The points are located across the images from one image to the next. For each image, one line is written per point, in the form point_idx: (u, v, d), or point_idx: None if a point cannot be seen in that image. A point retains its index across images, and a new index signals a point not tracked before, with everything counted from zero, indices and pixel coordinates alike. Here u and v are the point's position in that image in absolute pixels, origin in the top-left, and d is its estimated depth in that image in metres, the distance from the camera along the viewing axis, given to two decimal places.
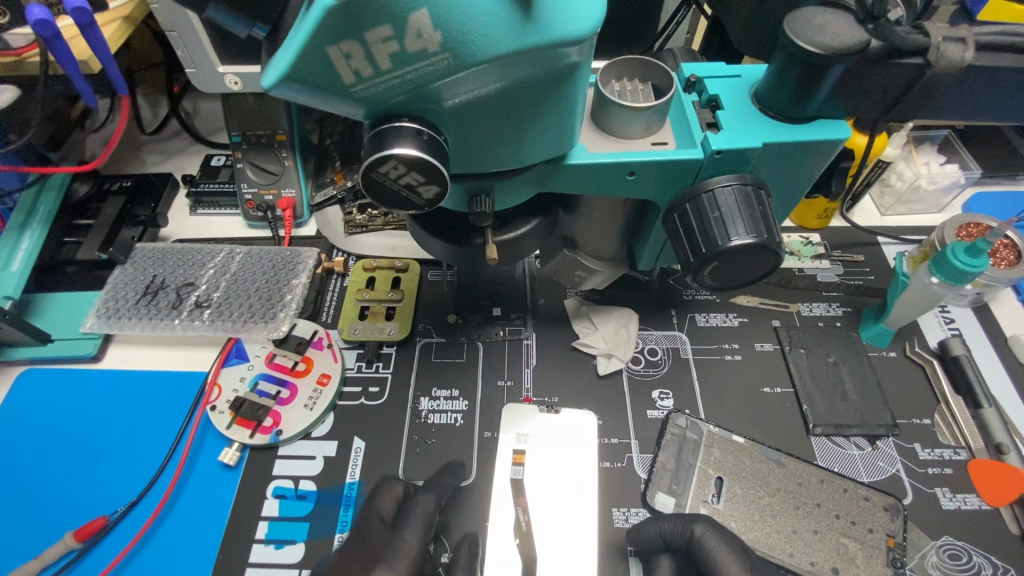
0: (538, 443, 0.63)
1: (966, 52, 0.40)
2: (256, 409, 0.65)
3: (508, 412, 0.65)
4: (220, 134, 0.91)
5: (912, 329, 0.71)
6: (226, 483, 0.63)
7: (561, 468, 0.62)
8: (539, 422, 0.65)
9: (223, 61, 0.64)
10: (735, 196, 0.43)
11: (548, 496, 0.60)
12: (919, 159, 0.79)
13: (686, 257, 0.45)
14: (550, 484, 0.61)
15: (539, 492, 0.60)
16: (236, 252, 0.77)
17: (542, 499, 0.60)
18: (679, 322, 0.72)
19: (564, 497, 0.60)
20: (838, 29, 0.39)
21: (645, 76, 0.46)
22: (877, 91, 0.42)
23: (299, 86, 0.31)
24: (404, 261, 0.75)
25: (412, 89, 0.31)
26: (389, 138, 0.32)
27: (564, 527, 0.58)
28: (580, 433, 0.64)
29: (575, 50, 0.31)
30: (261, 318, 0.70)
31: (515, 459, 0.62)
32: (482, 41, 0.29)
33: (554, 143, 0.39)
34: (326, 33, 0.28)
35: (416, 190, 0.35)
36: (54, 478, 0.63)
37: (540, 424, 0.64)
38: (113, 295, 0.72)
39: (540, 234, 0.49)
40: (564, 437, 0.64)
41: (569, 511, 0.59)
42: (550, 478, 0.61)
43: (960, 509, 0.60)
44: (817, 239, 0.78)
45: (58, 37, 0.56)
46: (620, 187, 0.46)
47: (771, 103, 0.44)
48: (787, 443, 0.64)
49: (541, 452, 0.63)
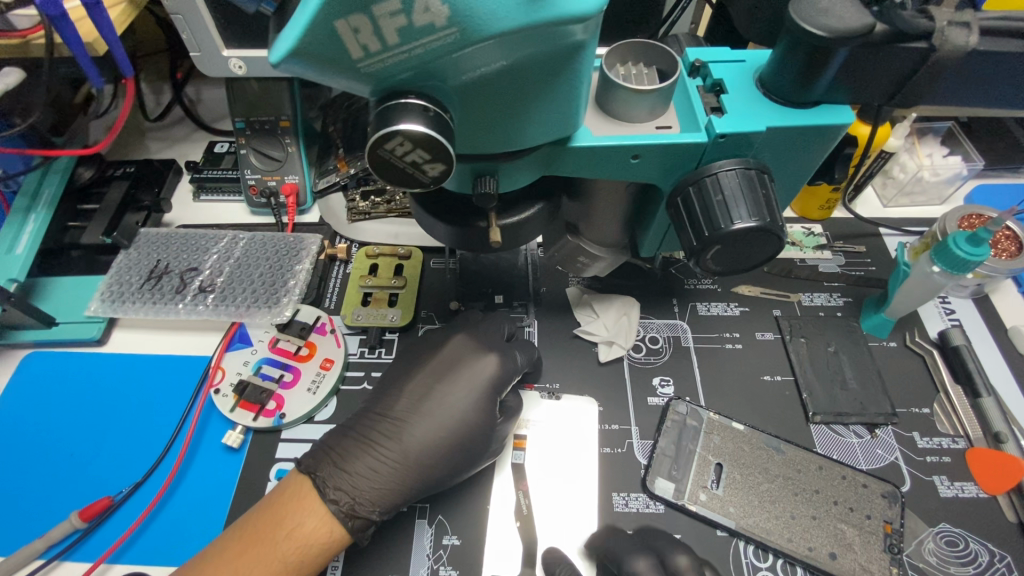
0: (539, 428, 0.64)
1: (970, 37, 0.41)
2: (259, 392, 0.65)
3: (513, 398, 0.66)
4: (224, 121, 0.91)
5: (912, 319, 0.72)
6: (229, 465, 0.63)
7: (561, 453, 0.62)
8: (541, 408, 0.65)
9: (228, 45, 0.64)
10: (739, 179, 0.44)
11: (548, 479, 0.61)
12: (923, 150, 0.79)
13: (689, 242, 0.46)
14: (551, 466, 0.62)
15: (540, 475, 0.61)
16: (240, 237, 0.77)
17: (542, 483, 0.61)
18: (680, 312, 0.72)
19: (564, 480, 0.61)
20: (843, 12, 0.39)
21: (649, 60, 0.46)
22: (883, 76, 0.42)
23: (306, 61, 0.31)
24: (407, 249, 0.76)
25: (418, 65, 0.31)
26: (395, 113, 0.32)
27: (564, 509, 0.59)
28: (581, 416, 0.65)
29: (580, 28, 0.31)
30: (264, 303, 0.71)
31: (516, 444, 0.63)
32: (489, 16, 0.29)
33: (559, 124, 0.39)
34: (334, 6, 0.28)
35: (422, 168, 0.36)
36: (60, 460, 0.64)
37: (539, 410, 0.65)
38: (117, 279, 0.73)
39: (543, 218, 0.50)
40: (564, 423, 0.64)
41: (569, 494, 0.60)
42: (550, 461, 0.62)
43: (958, 496, 0.60)
44: (819, 230, 0.79)
45: (65, 15, 0.56)
46: (624, 170, 0.46)
47: (775, 88, 0.44)
48: (787, 431, 0.64)
49: (541, 438, 0.64)
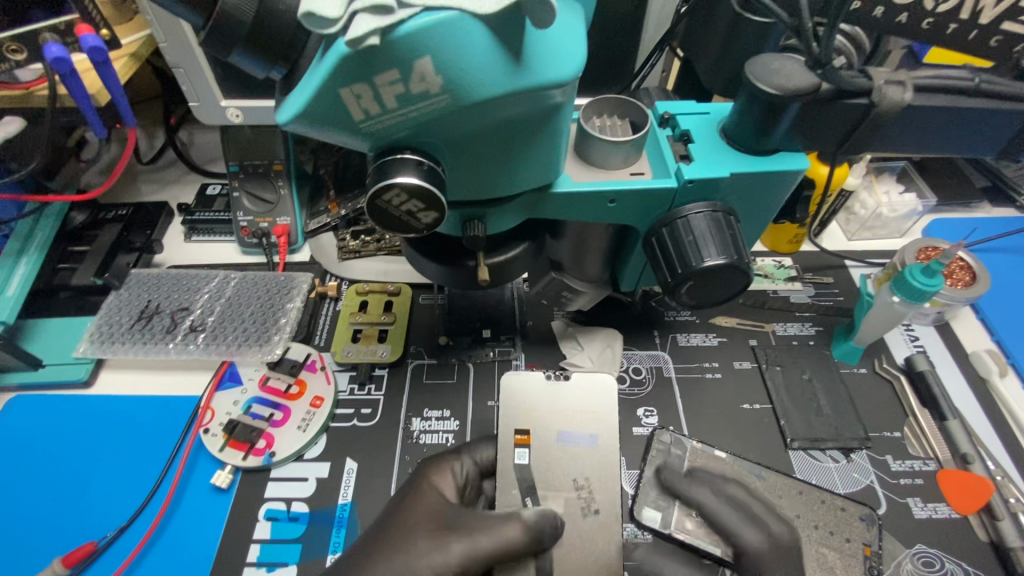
0: (544, 418, 0.61)
1: (904, 94, 0.45)
2: (249, 431, 0.65)
3: (510, 386, 0.63)
4: (216, 164, 0.94)
5: (880, 346, 0.76)
6: (217, 506, 0.63)
7: (592, 396, 0.62)
8: (547, 392, 0.63)
9: (226, 96, 0.67)
10: (708, 221, 0.47)
11: (584, 411, 0.62)
12: (880, 187, 0.85)
13: (664, 278, 0.49)
14: (588, 404, 0.62)
15: (571, 417, 0.61)
16: (231, 277, 0.79)
17: (573, 426, 0.61)
18: (661, 343, 0.75)
19: (598, 424, 0.61)
20: (791, 73, 0.44)
21: (623, 113, 0.51)
22: (830, 127, 0.47)
23: (311, 121, 0.34)
24: (396, 285, 0.78)
25: (414, 125, 0.35)
26: (393, 168, 0.35)
27: (594, 452, 0.60)
28: (598, 386, 0.63)
29: (559, 92, 0.35)
30: (255, 342, 0.72)
31: (520, 441, 0.60)
32: (478, 85, 0.32)
33: (541, 173, 0.43)
34: (339, 77, 0.31)
35: (416, 216, 0.38)
36: (41, 505, 0.63)
37: (545, 404, 0.62)
38: (107, 320, 0.73)
39: (528, 257, 0.53)
40: (569, 406, 0.62)
41: (603, 438, 0.60)
42: (584, 399, 0.62)
43: (932, 517, 0.63)
44: (789, 262, 0.83)
45: (74, 73, 0.59)
46: (601, 213, 0.50)
47: (737, 138, 0.49)
48: (767, 457, 0.67)
49: (559, 412, 0.62)
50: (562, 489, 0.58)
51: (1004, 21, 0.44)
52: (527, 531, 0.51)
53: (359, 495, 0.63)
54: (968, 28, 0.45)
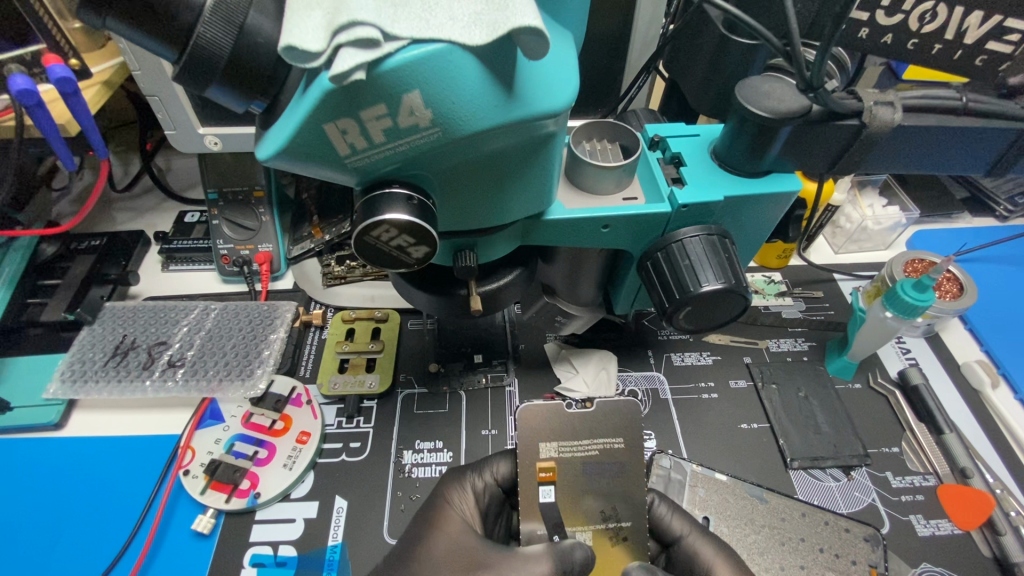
0: (566, 450, 0.56)
1: (895, 114, 0.45)
2: (232, 471, 0.62)
3: (526, 418, 0.57)
4: (194, 190, 0.91)
5: (873, 360, 0.75)
6: (199, 553, 0.59)
7: (615, 426, 0.57)
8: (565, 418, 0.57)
9: (204, 122, 0.65)
10: (703, 245, 0.47)
11: (610, 440, 0.57)
12: (864, 202, 0.85)
13: (661, 302, 0.48)
14: (609, 432, 0.57)
15: (597, 445, 0.56)
16: (211, 308, 0.76)
17: (599, 454, 0.56)
18: (656, 363, 0.74)
19: (626, 454, 0.56)
20: (783, 96, 0.44)
21: (613, 136, 0.50)
22: (823, 148, 0.47)
23: (294, 157, 0.32)
24: (384, 311, 0.76)
25: (402, 159, 0.33)
26: (381, 204, 0.34)
27: (622, 478, 0.56)
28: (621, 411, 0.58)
29: (551, 121, 0.34)
30: (237, 376, 0.69)
31: (545, 479, 0.55)
32: (469, 118, 0.31)
33: (533, 202, 0.41)
34: (323, 112, 0.30)
35: (407, 251, 0.37)
36: (7, 560, 0.59)
37: (555, 424, 0.57)
38: (79, 357, 0.70)
39: (520, 284, 0.51)
40: (595, 433, 0.57)
41: (628, 467, 0.56)
42: (609, 427, 0.57)
43: (935, 535, 0.62)
44: (778, 277, 0.83)
45: (41, 104, 0.56)
46: (595, 239, 0.49)
47: (729, 161, 0.48)
48: (768, 479, 0.66)
49: (583, 442, 0.56)
50: (589, 522, 0.55)
51: (989, 41, 0.44)
52: (556, 567, 0.49)
53: (349, 535, 0.61)
54: (953, 48, 0.45)
